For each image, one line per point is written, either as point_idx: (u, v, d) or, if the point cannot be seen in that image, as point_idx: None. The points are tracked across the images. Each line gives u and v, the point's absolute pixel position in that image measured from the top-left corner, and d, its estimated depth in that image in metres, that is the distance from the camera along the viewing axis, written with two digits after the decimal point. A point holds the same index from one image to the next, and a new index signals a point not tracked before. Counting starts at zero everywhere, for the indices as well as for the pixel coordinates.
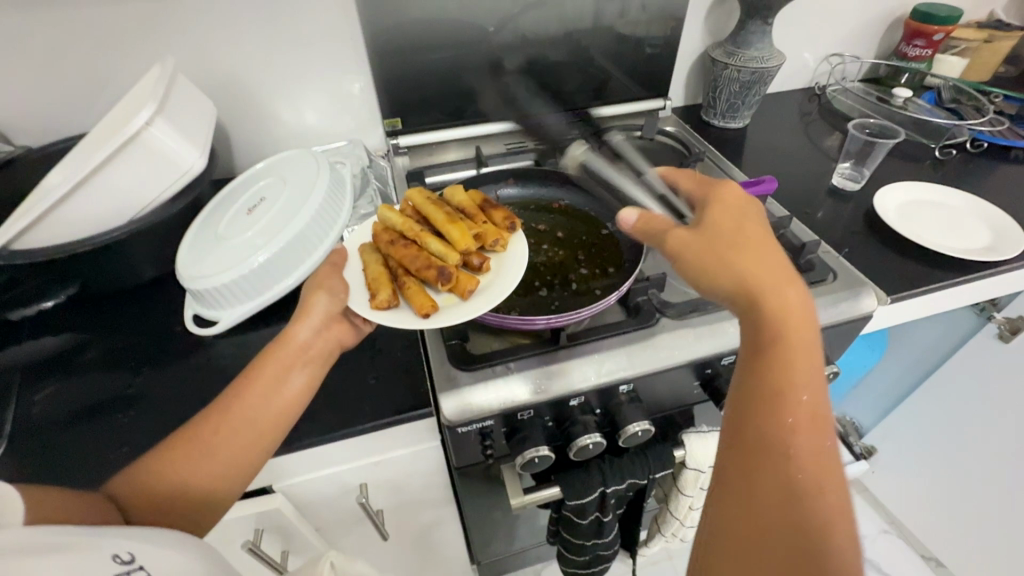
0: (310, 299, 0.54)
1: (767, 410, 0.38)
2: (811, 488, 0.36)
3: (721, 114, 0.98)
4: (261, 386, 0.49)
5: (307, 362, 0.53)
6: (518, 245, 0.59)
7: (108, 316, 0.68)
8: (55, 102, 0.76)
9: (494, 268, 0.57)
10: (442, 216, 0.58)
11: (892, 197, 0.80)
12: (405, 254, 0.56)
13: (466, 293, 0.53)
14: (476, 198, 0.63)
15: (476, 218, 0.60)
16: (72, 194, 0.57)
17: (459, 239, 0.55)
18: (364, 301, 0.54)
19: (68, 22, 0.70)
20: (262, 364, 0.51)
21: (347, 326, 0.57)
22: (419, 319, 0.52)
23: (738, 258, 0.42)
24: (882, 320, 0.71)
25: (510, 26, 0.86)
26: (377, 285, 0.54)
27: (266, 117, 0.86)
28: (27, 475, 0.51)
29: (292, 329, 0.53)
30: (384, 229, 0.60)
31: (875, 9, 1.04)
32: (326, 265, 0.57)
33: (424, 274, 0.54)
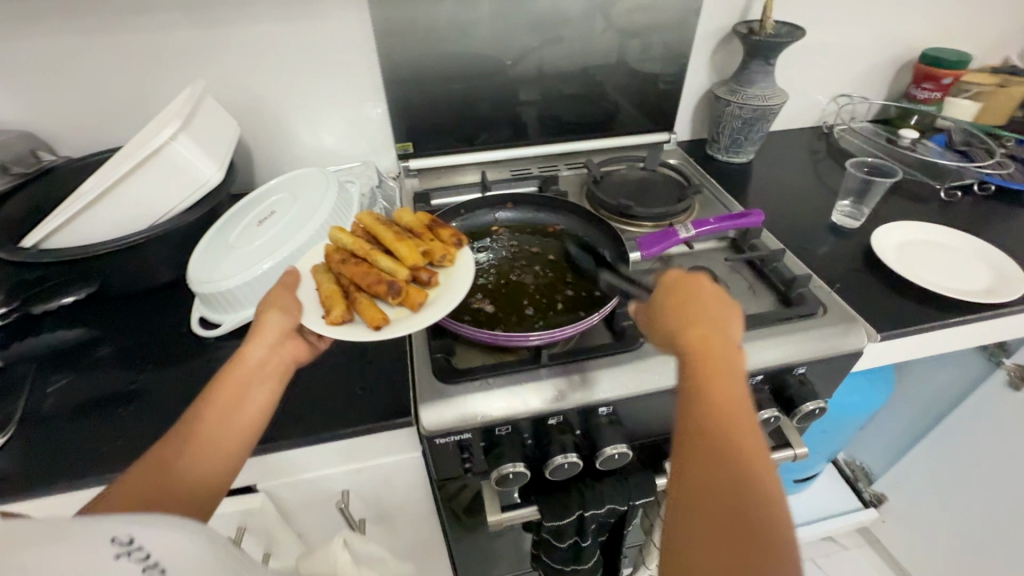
0: (262, 318, 0.54)
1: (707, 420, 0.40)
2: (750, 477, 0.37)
3: (724, 149, 1.00)
4: (220, 407, 0.48)
5: (265, 377, 0.52)
6: (467, 258, 0.62)
7: (123, 315, 0.73)
8: (99, 117, 0.83)
9: (443, 282, 0.59)
10: (390, 235, 0.60)
11: (890, 236, 0.80)
12: (355, 271, 0.58)
13: (416, 305, 0.56)
14: (425, 218, 0.65)
15: (425, 236, 0.62)
16: (99, 199, 0.63)
17: (408, 256, 0.58)
18: (318, 317, 0.56)
19: (119, 46, 0.77)
20: (216, 389, 0.50)
21: (301, 342, 0.57)
22: (370, 332, 0.54)
23: (694, 294, 0.47)
24: (878, 358, 0.70)
25: (524, 60, 0.90)
26: (331, 302, 0.55)
27: (287, 138, 0.92)
28: (33, 463, 0.55)
29: (244, 350, 0.52)
30: (336, 250, 0.62)
31: (887, 51, 1.05)
32: (280, 284, 0.58)
33: (375, 289, 0.56)
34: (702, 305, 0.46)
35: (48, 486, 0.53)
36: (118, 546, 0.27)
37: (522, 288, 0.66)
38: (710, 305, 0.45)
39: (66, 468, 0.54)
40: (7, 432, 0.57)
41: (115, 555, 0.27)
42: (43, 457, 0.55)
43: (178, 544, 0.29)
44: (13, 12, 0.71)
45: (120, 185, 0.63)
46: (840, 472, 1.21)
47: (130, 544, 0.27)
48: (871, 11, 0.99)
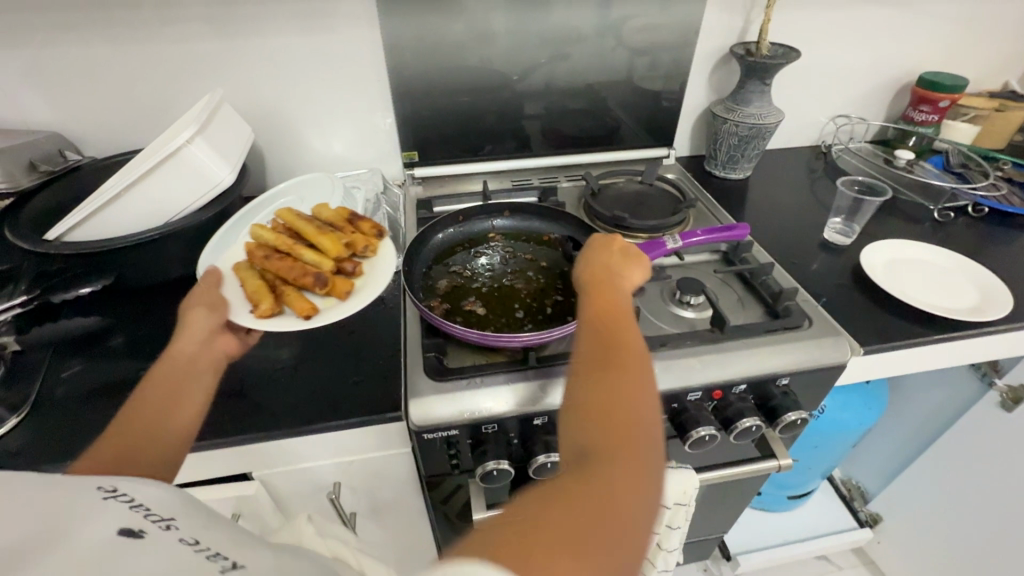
0: (190, 317, 0.60)
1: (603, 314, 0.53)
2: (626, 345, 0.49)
3: (721, 165, 1.03)
4: (156, 391, 0.51)
5: (199, 373, 0.55)
6: (384, 248, 0.72)
7: (135, 307, 0.76)
8: (122, 120, 0.87)
9: (364, 272, 0.69)
10: (311, 230, 0.68)
11: (879, 254, 0.81)
12: (281, 266, 0.65)
13: (339, 294, 0.65)
14: (342, 213, 0.74)
15: (343, 229, 0.71)
16: (118, 196, 0.67)
17: (329, 249, 0.67)
18: (247, 312, 0.63)
19: (145, 56, 0.82)
20: (150, 380, 0.52)
21: (232, 337, 0.61)
22: (303, 320, 0.63)
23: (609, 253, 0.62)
24: (863, 373, 0.71)
25: (528, 75, 0.94)
26: (259, 297, 0.63)
27: (299, 144, 0.96)
28: (44, 442, 0.58)
29: (174, 346, 0.56)
30: (258, 246, 0.69)
31: (886, 74, 1.07)
32: (205, 285, 0.64)
33: (301, 281, 0.65)
34: (613, 260, 0.61)
35: (55, 465, 0.56)
36: (104, 492, 0.32)
37: (513, 292, 0.69)
38: (614, 260, 0.61)
39: (75, 449, 0.57)
40: (19, 415, 0.60)
41: (102, 498, 0.31)
42: (54, 438, 0.59)
43: (157, 492, 0.33)
44: (49, 21, 0.77)
45: (140, 184, 0.68)
46: (835, 490, 1.20)
47: (114, 490, 0.32)
48: (870, 34, 1.01)
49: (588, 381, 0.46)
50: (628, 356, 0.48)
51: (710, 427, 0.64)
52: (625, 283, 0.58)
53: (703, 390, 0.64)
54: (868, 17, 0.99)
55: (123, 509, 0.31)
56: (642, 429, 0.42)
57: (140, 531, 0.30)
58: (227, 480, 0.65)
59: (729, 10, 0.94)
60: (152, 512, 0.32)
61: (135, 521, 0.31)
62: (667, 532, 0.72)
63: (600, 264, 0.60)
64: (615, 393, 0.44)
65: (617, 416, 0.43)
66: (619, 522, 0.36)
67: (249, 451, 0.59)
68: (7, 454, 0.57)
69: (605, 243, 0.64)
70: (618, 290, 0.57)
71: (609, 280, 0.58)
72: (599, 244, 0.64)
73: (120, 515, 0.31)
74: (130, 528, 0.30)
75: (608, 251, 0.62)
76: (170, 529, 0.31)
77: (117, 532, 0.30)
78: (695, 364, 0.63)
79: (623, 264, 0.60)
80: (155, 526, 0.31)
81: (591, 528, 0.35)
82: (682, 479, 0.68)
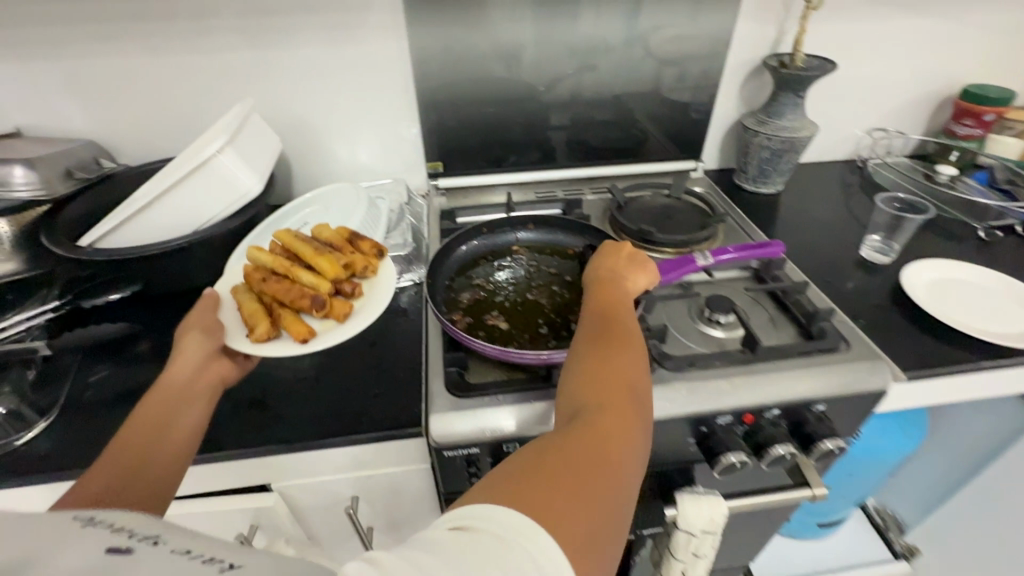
0: (183, 341, 0.55)
1: (607, 306, 0.56)
2: (625, 334, 0.52)
3: (752, 179, 1.00)
4: (145, 426, 0.47)
5: (192, 403, 0.51)
6: (388, 269, 0.67)
7: (162, 314, 0.77)
8: (155, 129, 0.89)
9: (367, 293, 0.64)
10: (310, 250, 0.64)
11: (921, 274, 0.78)
12: (278, 288, 0.61)
13: (340, 316, 0.60)
14: (344, 232, 0.69)
15: (346, 249, 0.66)
16: (150, 205, 0.68)
17: (329, 269, 0.62)
18: (243, 337, 0.59)
19: (179, 67, 0.84)
20: (139, 412, 0.49)
21: (228, 362, 0.58)
22: (298, 345, 0.58)
23: (618, 252, 0.65)
24: (904, 400, 0.67)
25: (555, 86, 0.93)
26: (254, 320, 0.58)
27: (326, 154, 0.97)
28: (71, 447, 0.59)
29: (166, 376, 0.52)
30: (255, 269, 0.64)
31: (926, 86, 1.03)
32: (200, 307, 0.60)
33: (298, 304, 0.60)
34: (620, 259, 0.64)
35: (80, 470, 0.56)
36: (80, 519, 0.30)
37: (537, 307, 0.68)
38: (623, 257, 0.64)
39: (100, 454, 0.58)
40: (48, 418, 0.61)
41: (78, 526, 0.30)
42: (80, 442, 0.59)
43: (129, 515, 0.32)
44: (91, 33, 0.79)
45: (169, 193, 0.68)
46: (869, 519, 1.16)
47: (92, 518, 0.31)
48: (910, 46, 0.98)
49: (589, 357, 0.49)
50: (623, 337, 0.51)
51: (740, 453, 0.61)
52: (629, 285, 0.61)
53: (734, 413, 0.61)
54: (909, 28, 0.96)
55: (101, 534, 0.29)
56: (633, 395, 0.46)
57: (127, 548, 0.28)
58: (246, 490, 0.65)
59: (762, 21, 0.92)
60: (134, 532, 0.30)
61: (121, 542, 0.29)
62: (692, 561, 0.69)
63: (606, 266, 0.63)
64: (609, 367, 0.47)
65: (613, 384, 0.46)
66: (617, 472, 0.39)
67: (268, 462, 0.59)
68: (36, 457, 0.58)
69: (615, 248, 0.65)
70: (621, 288, 0.59)
71: (614, 279, 0.60)
72: (609, 249, 0.66)
73: (100, 538, 0.29)
74: (115, 547, 0.29)
75: (617, 254, 0.64)
76: (158, 544, 0.29)
77: (104, 550, 0.28)
78: (725, 386, 0.61)
79: (630, 270, 0.63)
80: (141, 543, 0.29)
81: (592, 477, 0.38)
82: (710, 507, 0.65)
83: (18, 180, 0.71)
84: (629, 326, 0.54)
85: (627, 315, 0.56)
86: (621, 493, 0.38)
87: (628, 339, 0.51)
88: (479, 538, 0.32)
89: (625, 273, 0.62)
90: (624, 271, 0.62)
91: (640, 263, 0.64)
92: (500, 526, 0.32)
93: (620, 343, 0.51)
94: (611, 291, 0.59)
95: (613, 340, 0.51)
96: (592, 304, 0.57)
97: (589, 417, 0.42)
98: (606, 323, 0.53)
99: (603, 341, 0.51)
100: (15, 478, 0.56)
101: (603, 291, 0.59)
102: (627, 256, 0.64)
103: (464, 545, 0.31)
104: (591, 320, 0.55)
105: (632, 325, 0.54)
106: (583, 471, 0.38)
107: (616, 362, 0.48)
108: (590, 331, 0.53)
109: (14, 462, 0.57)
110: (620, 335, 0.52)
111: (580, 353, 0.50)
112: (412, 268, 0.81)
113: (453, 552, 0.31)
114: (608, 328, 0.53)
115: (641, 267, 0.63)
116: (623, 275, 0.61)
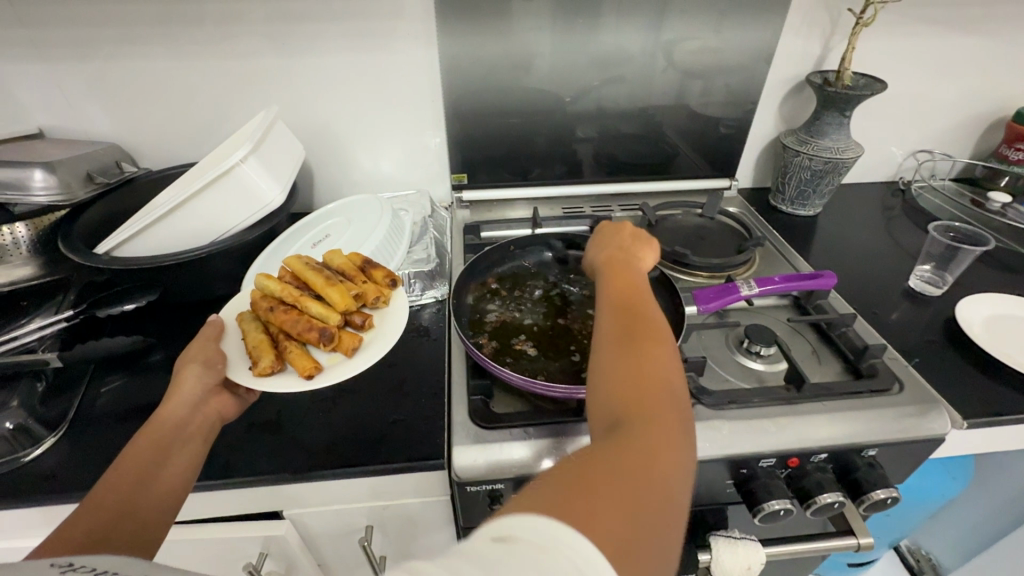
0: (181, 374, 0.52)
1: (625, 292, 0.51)
2: (650, 319, 0.47)
3: (789, 200, 0.96)
4: (137, 466, 0.44)
5: (186, 439, 0.48)
6: (400, 299, 0.64)
7: (178, 324, 0.75)
8: (179, 134, 0.88)
9: (377, 325, 0.61)
10: (320, 280, 0.61)
11: (976, 310, 0.73)
12: (285, 319, 0.58)
13: (348, 351, 0.57)
14: (356, 259, 0.67)
15: (358, 278, 0.63)
16: (168, 214, 0.66)
17: (339, 301, 0.59)
18: (245, 369, 0.56)
19: (205, 70, 0.82)
20: (132, 446, 0.46)
21: (228, 398, 0.55)
22: (303, 381, 0.55)
23: (621, 240, 0.60)
24: (959, 446, 0.63)
25: (586, 97, 0.89)
26: (258, 352, 0.55)
27: (349, 162, 0.94)
28: (79, 464, 0.56)
29: (162, 411, 0.49)
30: (263, 296, 0.62)
31: (977, 107, 0.98)
32: (203, 337, 0.57)
33: (305, 336, 0.57)
34: (627, 245, 0.59)
35: (88, 491, 0.53)
36: (58, 568, 0.27)
37: (566, 333, 0.64)
38: (629, 245, 0.59)
39: None
40: (57, 433, 0.59)
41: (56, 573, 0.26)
42: (89, 460, 0.57)
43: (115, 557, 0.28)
44: (120, 35, 0.77)
45: (188, 201, 0.66)
46: (902, 560, 1.18)
47: (71, 565, 0.27)
48: (964, 64, 0.93)
49: (616, 349, 0.44)
50: (650, 321, 0.46)
51: (784, 499, 0.56)
52: (640, 263, 0.56)
53: (778, 456, 0.57)
54: (963, 47, 0.91)
55: None
56: (672, 381, 0.41)
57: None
58: (256, 514, 0.62)
59: (806, 37, 0.88)
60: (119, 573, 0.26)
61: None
62: None
63: (611, 248, 0.59)
64: (640, 358, 0.42)
65: (647, 372, 0.41)
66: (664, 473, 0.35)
67: (279, 490, 0.56)
68: (41, 475, 0.55)
69: (617, 230, 0.62)
70: (634, 268, 0.55)
71: (624, 266, 0.55)
72: (609, 232, 0.62)
73: None
74: None
75: (619, 237, 0.61)
76: None
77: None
78: (770, 427, 0.57)
79: (638, 247, 0.59)
80: None
81: (640, 492, 0.33)
82: (747, 551, 0.62)
83: (38, 185, 0.68)
84: (650, 310, 0.48)
85: (646, 300, 0.50)
86: (671, 497, 0.34)
87: (656, 324, 0.46)
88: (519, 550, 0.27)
89: (636, 259, 0.56)
90: (635, 256, 0.57)
91: (647, 247, 0.59)
92: (540, 539, 0.28)
93: (646, 329, 0.45)
94: (627, 276, 0.53)
95: (637, 327, 0.45)
96: (605, 287, 0.53)
97: (624, 415, 0.38)
98: (626, 310, 0.48)
99: (627, 328, 0.45)
100: (22, 497, 0.53)
101: (619, 277, 0.53)
102: (633, 243, 0.59)
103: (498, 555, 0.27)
104: (610, 306, 0.49)
105: (653, 308, 0.49)
106: (629, 474, 0.33)
107: (646, 350, 0.43)
108: (610, 319, 0.47)
109: (21, 480, 0.55)
110: (644, 320, 0.46)
111: (604, 344, 0.45)
112: (434, 285, 0.77)
113: (483, 562, 0.27)
114: (630, 315, 0.47)
115: (648, 253, 0.58)
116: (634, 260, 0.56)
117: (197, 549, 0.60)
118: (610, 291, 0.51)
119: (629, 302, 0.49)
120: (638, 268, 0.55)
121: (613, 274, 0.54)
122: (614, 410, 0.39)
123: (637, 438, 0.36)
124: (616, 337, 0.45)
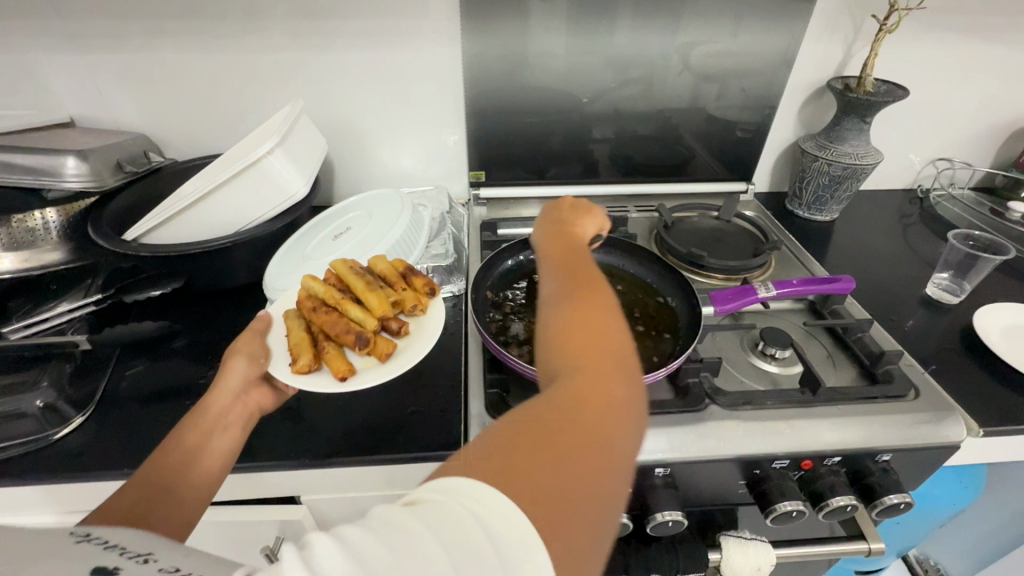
0: (228, 365, 0.55)
1: (562, 257, 0.49)
2: (589, 278, 0.44)
3: (806, 205, 0.96)
4: (182, 451, 0.45)
5: (226, 426, 0.50)
6: (438, 310, 0.65)
7: (199, 311, 0.77)
8: (204, 126, 0.90)
9: (413, 332, 0.62)
10: (362, 284, 0.62)
11: (994, 319, 0.73)
12: (325, 320, 0.60)
13: (382, 356, 0.58)
14: (398, 266, 0.67)
15: (398, 284, 0.64)
16: (196, 204, 0.68)
17: (377, 307, 0.60)
18: (286, 366, 0.57)
19: (230, 64, 0.84)
20: (179, 430, 0.47)
21: (268, 391, 0.57)
22: (337, 383, 0.56)
23: (557, 211, 0.59)
24: (975, 454, 0.62)
25: (603, 98, 0.90)
26: (298, 350, 0.57)
27: (369, 157, 0.96)
28: (104, 444, 0.58)
29: (206, 402, 0.50)
30: (307, 296, 0.64)
31: (999, 116, 0.98)
32: (249, 330, 0.59)
33: (343, 338, 0.59)
34: (564, 215, 0.57)
35: (111, 471, 0.55)
36: (76, 537, 0.25)
37: None
38: (565, 215, 0.57)
39: (133, 454, 0.57)
40: (84, 413, 0.61)
41: (74, 542, 0.24)
42: (112, 441, 0.58)
43: (136, 536, 0.26)
44: (152, 28, 0.79)
45: (216, 191, 0.68)
46: (910, 569, 1.19)
47: (88, 535, 0.25)
48: (987, 73, 0.92)
49: (557, 309, 0.41)
50: (592, 284, 0.43)
51: (797, 501, 0.57)
52: (578, 235, 0.54)
53: (792, 459, 0.57)
54: (987, 56, 0.90)
55: (94, 549, 0.24)
56: (616, 337, 0.39)
57: (114, 569, 0.23)
58: (274, 499, 0.64)
59: (827, 43, 0.88)
60: (127, 550, 0.24)
61: (108, 557, 0.23)
62: None
63: (551, 216, 0.58)
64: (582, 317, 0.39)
65: (599, 331, 0.39)
66: (613, 456, 0.31)
67: (297, 476, 0.57)
68: (69, 453, 0.57)
69: (555, 206, 0.60)
70: (575, 238, 0.53)
71: (563, 233, 0.53)
72: (549, 208, 0.60)
73: (89, 555, 0.23)
74: (98, 569, 0.23)
75: (558, 208, 0.59)
76: (149, 563, 0.24)
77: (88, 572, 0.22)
78: (784, 429, 0.57)
79: (577, 217, 0.57)
80: (131, 561, 0.24)
81: (572, 454, 0.30)
82: (757, 552, 0.62)
83: (70, 172, 0.70)
84: (586, 270, 0.46)
85: (582, 261, 0.48)
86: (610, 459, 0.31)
87: (596, 282, 0.44)
88: (434, 512, 0.26)
89: (572, 229, 0.55)
90: (572, 226, 0.55)
91: (582, 218, 0.58)
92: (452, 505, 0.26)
93: (583, 287, 0.43)
94: (568, 242, 0.52)
95: (575, 286, 0.43)
96: (550, 258, 0.50)
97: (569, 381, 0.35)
98: (564, 273, 0.46)
99: (563, 289, 0.43)
100: (52, 475, 0.55)
101: (560, 244, 0.51)
102: (568, 214, 0.58)
103: (407, 519, 0.25)
104: (547, 273, 0.47)
105: (589, 269, 0.46)
106: (565, 438, 0.31)
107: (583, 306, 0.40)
108: (548, 284, 0.45)
109: (51, 458, 0.56)
110: (582, 279, 0.44)
111: (544, 308, 0.42)
112: (451, 279, 0.78)
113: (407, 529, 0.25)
114: (565, 277, 0.45)
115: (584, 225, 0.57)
116: (571, 231, 0.54)
117: (215, 530, 0.62)
118: (546, 258, 0.49)
119: (567, 265, 0.47)
120: (575, 237, 0.53)
121: (553, 240, 0.52)
122: (555, 370, 0.36)
123: (578, 402, 0.33)
124: (552, 299, 0.42)
